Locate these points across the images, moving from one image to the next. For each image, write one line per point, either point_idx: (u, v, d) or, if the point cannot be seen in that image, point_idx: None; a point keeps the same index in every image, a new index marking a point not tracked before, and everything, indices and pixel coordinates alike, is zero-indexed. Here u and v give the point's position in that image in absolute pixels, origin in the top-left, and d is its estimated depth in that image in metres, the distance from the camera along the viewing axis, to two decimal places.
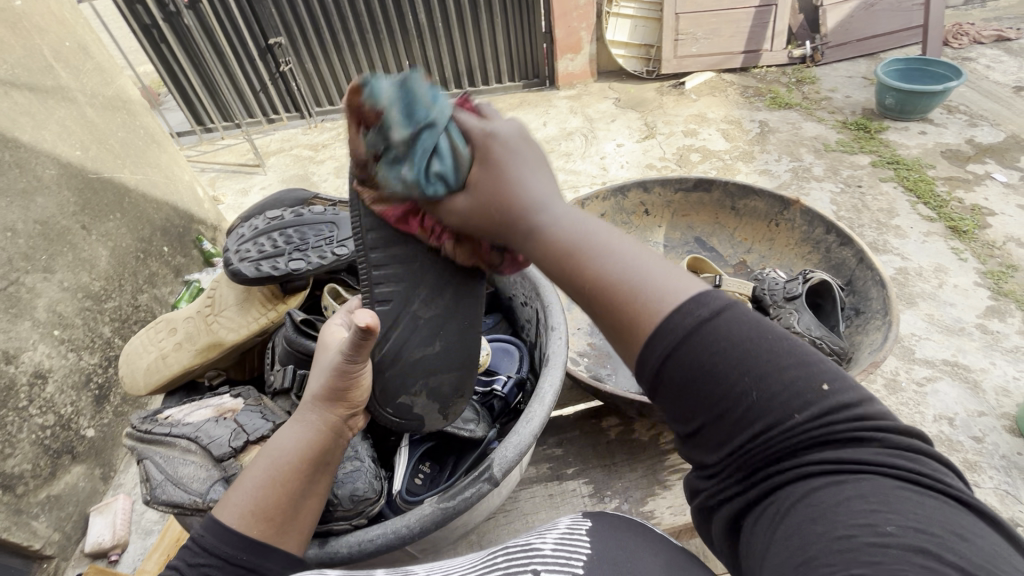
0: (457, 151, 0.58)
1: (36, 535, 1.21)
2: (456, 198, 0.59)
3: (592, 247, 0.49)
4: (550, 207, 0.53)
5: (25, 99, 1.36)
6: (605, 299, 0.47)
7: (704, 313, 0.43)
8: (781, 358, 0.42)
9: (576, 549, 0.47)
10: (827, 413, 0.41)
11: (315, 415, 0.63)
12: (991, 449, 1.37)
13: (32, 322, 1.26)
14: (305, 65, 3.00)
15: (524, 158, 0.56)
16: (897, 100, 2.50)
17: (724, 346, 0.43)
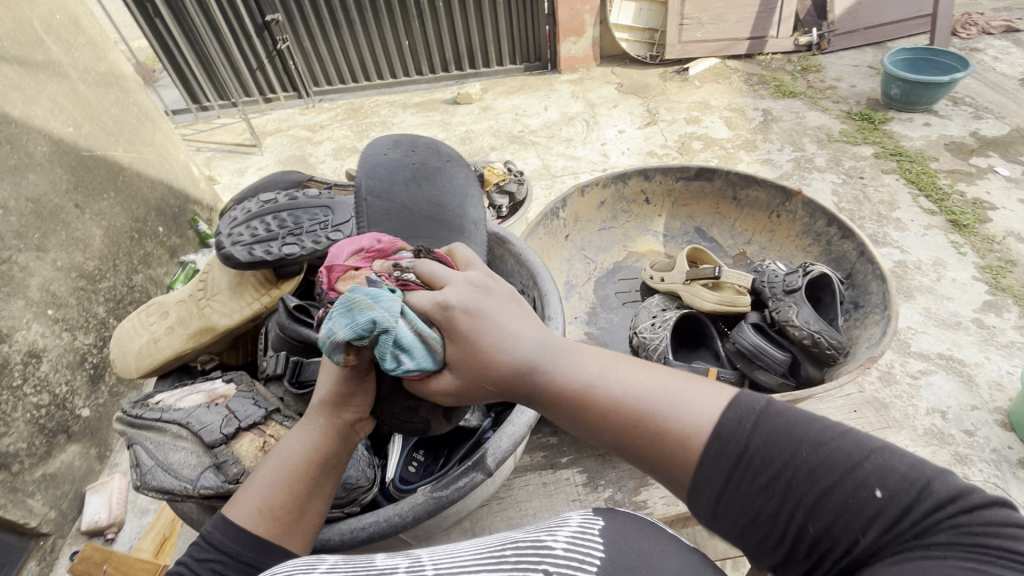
0: (426, 339, 0.52)
1: (33, 513, 1.22)
2: (442, 378, 0.53)
3: (618, 390, 0.51)
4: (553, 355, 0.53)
5: (15, 73, 1.33)
6: (641, 437, 0.49)
7: (745, 428, 0.46)
8: (824, 469, 0.44)
9: (590, 551, 0.42)
10: (890, 521, 0.41)
11: (322, 417, 0.61)
12: (982, 443, 1.38)
13: (25, 301, 1.24)
14: (303, 43, 2.95)
15: (505, 298, 0.56)
16: (902, 91, 2.47)
17: (778, 445, 0.45)
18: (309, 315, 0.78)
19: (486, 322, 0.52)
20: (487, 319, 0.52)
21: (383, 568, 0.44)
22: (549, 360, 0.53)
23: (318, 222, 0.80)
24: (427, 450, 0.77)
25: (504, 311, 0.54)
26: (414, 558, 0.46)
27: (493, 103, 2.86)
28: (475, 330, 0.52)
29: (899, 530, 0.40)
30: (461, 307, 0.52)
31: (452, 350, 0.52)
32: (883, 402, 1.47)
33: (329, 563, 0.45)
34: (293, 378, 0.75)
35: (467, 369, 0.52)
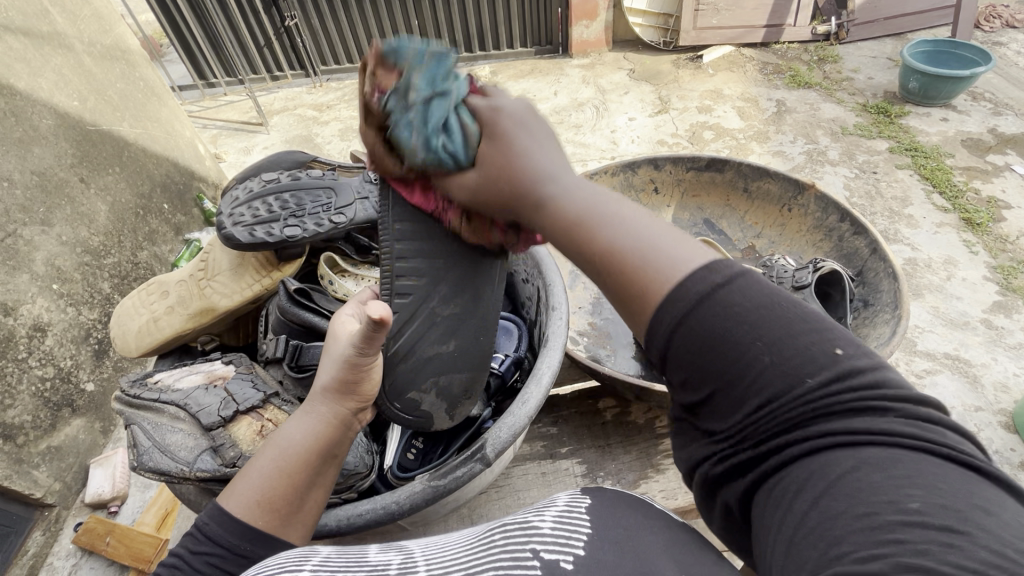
0: (467, 128, 0.55)
1: (37, 484, 1.24)
2: (466, 173, 0.55)
3: (597, 219, 0.47)
4: (559, 180, 0.50)
5: (20, 44, 1.31)
6: (612, 267, 0.45)
7: (716, 279, 0.41)
8: (798, 323, 0.40)
9: (577, 528, 0.41)
10: (840, 379, 0.38)
11: (324, 407, 0.61)
12: (985, 444, 1.37)
13: (30, 275, 1.24)
14: (311, 21, 2.90)
15: (540, 130, 0.54)
16: (921, 84, 2.42)
17: (736, 312, 0.40)
18: (310, 299, 0.78)
19: (525, 124, 0.54)
20: (527, 121, 0.54)
21: (375, 564, 0.43)
22: (564, 177, 0.50)
23: (321, 205, 0.79)
24: (425, 438, 0.76)
25: (542, 126, 0.54)
26: (407, 553, 0.46)
27: (503, 86, 2.82)
28: (513, 130, 0.53)
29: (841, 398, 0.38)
30: (499, 110, 0.55)
31: (484, 146, 0.54)
32: None
33: (321, 555, 0.44)
34: (294, 362, 0.74)
35: (491, 166, 0.53)
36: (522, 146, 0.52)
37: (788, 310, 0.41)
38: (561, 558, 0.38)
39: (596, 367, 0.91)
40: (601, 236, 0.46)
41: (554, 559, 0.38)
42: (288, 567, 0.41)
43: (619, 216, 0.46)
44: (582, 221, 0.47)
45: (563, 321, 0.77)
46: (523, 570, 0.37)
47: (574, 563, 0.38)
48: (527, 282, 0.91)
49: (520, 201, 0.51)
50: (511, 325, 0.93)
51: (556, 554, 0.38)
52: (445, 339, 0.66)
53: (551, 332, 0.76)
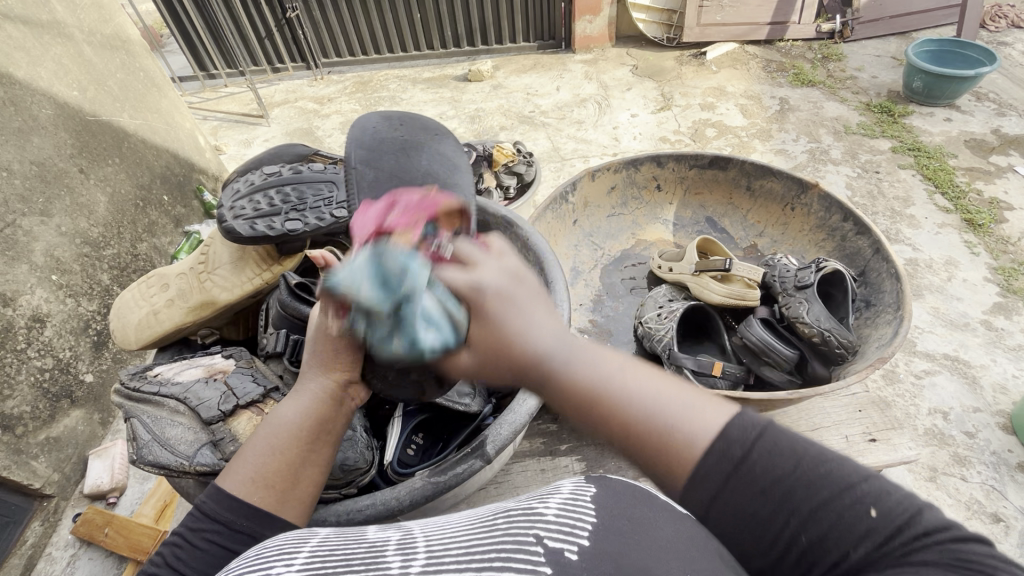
0: (454, 317, 0.49)
1: (36, 475, 1.23)
2: (459, 355, 0.49)
3: (614, 391, 0.44)
4: (557, 353, 0.45)
5: (19, 33, 1.30)
6: (640, 440, 0.44)
7: (737, 452, 0.42)
8: (823, 487, 0.40)
9: (583, 516, 0.40)
10: (883, 541, 0.38)
11: (313, 384, 0.62)
12: (983, 445, 1.37)
13: (29, 265, 1.24)
14: (312, 12, 2.89)
15: (535, 290, 0.48)
16: (925, 84, 2.40)
17: (770, 472, 0.42)
18: (311, 294, 0.78)
19: (516, 300, 0.46)
20: (518, 296, 0.47)
21: (373, 544, 0.42)
22: (561, 352, 0.45)
23: (323, 199, 0.79)
24: (425, 434, 0.77)
25: (531, 288, 0.48)
26: (406, 531, 0.45)
27: (505, 81, 2.80)
28: (504, 312, 0.46)
29: (891, 549, 0.37)
30: (494, 291, 0.46)
31: (474, 327, 0.47)
32: (886, 400, 1.46)
33: (320, 537, 0.43)
34: (295, 357, 0.75)
35: (483, 348, 0.47)
36: (511, 324, 0.46)
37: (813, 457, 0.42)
38: (566, 548, 0.37)
39: None
40: (618, 416, 0.44)
41: (559, 549, 0.37)
42: (283, 552, 0.40)
43: (626, 393, 0.44)
44: (596, 387, 0.44)
45: (565, 318, 0.76)
46: (526, 556, 0.37)
47: (579, 553, 0.37)
48: None
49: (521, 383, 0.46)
50: None
51: (560, 543, 0.38)
52: None
53: None
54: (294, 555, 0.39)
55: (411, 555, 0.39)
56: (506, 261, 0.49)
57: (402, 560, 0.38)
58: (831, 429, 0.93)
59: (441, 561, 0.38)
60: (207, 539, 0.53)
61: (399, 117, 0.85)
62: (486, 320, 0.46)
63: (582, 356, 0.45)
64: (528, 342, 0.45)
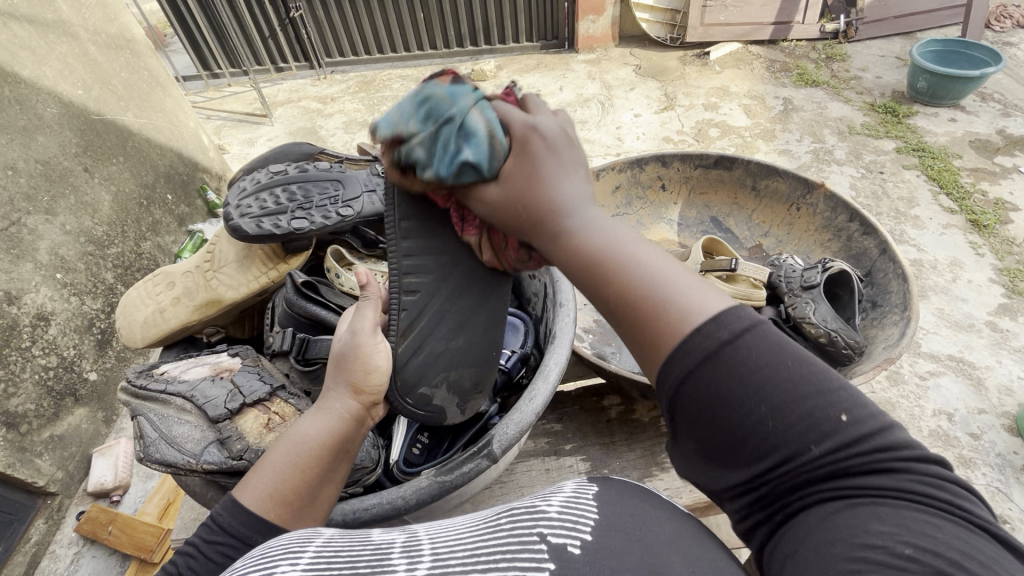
0: (495, 142, 0.49)
1: (40, 473, 1.24)
2: (487, 189, 0.49)
3: (620, 257, 0.42)
4: (585, 206, 0.45)
5: (25, 32, 1.30)
6: (640, 315, 0.40)
7: (724, 335, 0.38)
8: (800, 385, 0.37)
9: (584, 513, 0.41)
10: (847, 444, 0.36)
11: (338, 403, 0.62)
12: (988, 447, 1.36)
13: (34, 264, 1.24)
14: (316, 12, 2.89)
15: (576, 157, 0.48)
16: (929, 84, 2.40)
17: (745, 372, 0.37)
18: (317, 292, 0.78)
19: (559, 152, 0.47)
20: (561, 150, 0.47)
21: (378, 545, 0.41)
22: (587, 210, 0.45)
23: (329, 197, 0.79)
24: (431, 433, 0.77)
25: (576, 155, 0.48)
26: (410, 533, 0.44)
27: (508, 81, 2.80)
28: (547, 157, 0.47)
29: (853, 460, 0.36)
30: (541, 139, 0.48)
31: (511, 163, 0.48)
32: (890, 402, 1.46)
33: (324, 537, 0.43)
34: (301, 355, 0.74)
35: (512, 188, 0.47)
36: (547, 174, 0.46)
37: (795, 362, 0.37)
38: (569, 543, 0.38)
39: (602, 364, 0.90)
40: (623, 281, 0.41)
41: (561, 544, 0.38)
42: (288, 551, 0.39)
43: (638, 259, 0.42)
44: (601, 255, 0.42)
45: (571, 318, 0.76)
46: (531, 555, 0.37)
47: (582, 548, 0.37)
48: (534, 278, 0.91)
49: (535, 229, 0.46)
50: (517, 320, 0.92)
51: (563, 538, 0.38)
52: (454, 332, 0.66)
53: (557, 330, 0.76)
54: (300, 554, 0.39)
55: (417, 556, 0.39)
56: (563, 122, 0.50)
57: (408, 562, 0.38)
58: None
59: (448, 559, 0.38)
60: (220, 552, 0.53)
61: None
62: (523, 161, 0.47)
63: (601, 225, 0.44)
64: (549, 198, 0.45)
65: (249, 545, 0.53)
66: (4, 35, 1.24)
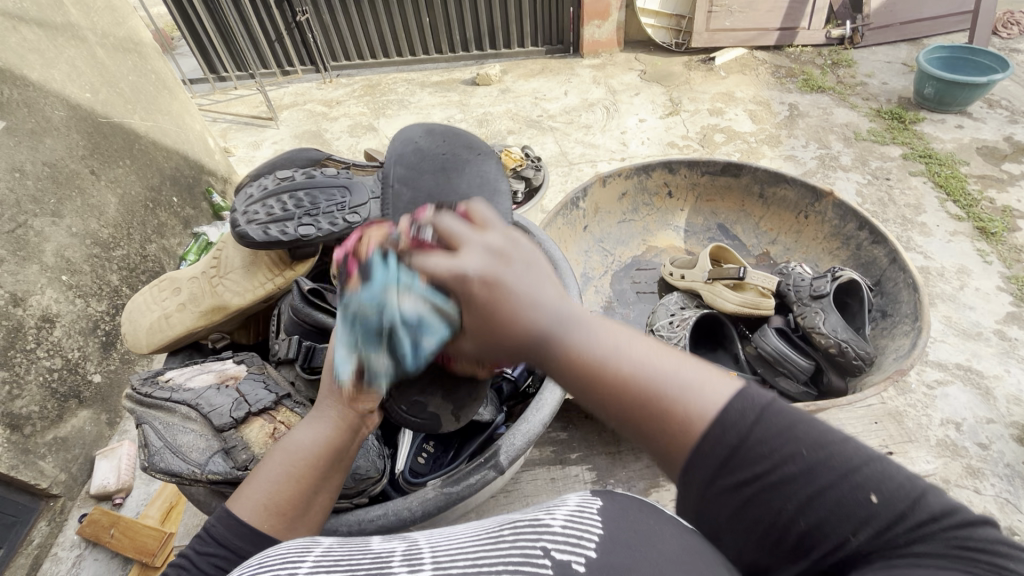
0: (434, 313, 0.46)
1: (43, 475, 1.23)
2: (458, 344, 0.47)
3: (625, 365, 0.41)
4: (563, 315, 0.42)
5: (34, 35, 1.31)
6: (649, 419, 0.41)
7: (735, 437, 0.40)
8: (826, 476, 0.39)
9: (588, 528, 0.40)
10: (883, 526, 0.38)
11: (333, 411, 0.60)
12: (996, 457, 1.35)
13: (40, 266, 1.24)
14: (322, 16, 2.90)
15: (529, 261, 0.43)
16: (936, 91, 2.39)
17: (770, 452, 0.40)
18: (324, 299, 0.77)
19: (518, 266, 0.43)
20: (517, 264, 0.43)
21: (378, 554, 0.40)
22: (559, 309, 0.42)
23: (335, 204, 0.78)
24: (436, 441, 0.76)
25: (530, 252, 0.45)
26: (412, 541, 0.43)
27: (513, 85, 2.80)
28: (500, 290, 0.41)
29: (894, 534, 0.37)
30: (480, 277, 0.41)
31: (466, 320, 0.43)
32: (898, 411, 1.44)
33: (323, 546, 0.42)
34: (307, 363, 0.73)
35: (483, 335, 0.43)
36: (508, 303, 0.41)
37: (820, 435, 0.40)
38: (574, 560, 0.37)
39: None
40: (620, 378, 0.41)
41: (566, 560, 0.37)
42: (287, 561, 0.39)
43: (629, 361, 0.42)
44: (595, 361, 0.42)
45: None
46: (534, 569, 0.36)
47: (587, 565, 0.36)
48: None
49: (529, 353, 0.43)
50: None
51: (568, 554, 0.37)
52: None
53: None
54: (298, 565, 0.38)
55: (417, 564, 0.38)
56: (494, 234, 0.44)
57: (409, 567, 0.37)
58: None
59: (450, 569, 0.37)
60: (211, 563, 0.53)
61: (444, 130, 0.78)
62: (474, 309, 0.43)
63: (590, 333, 0.42)
64: (528, 324, 0.42)
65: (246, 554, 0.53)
66: (14, 38, 1.25)
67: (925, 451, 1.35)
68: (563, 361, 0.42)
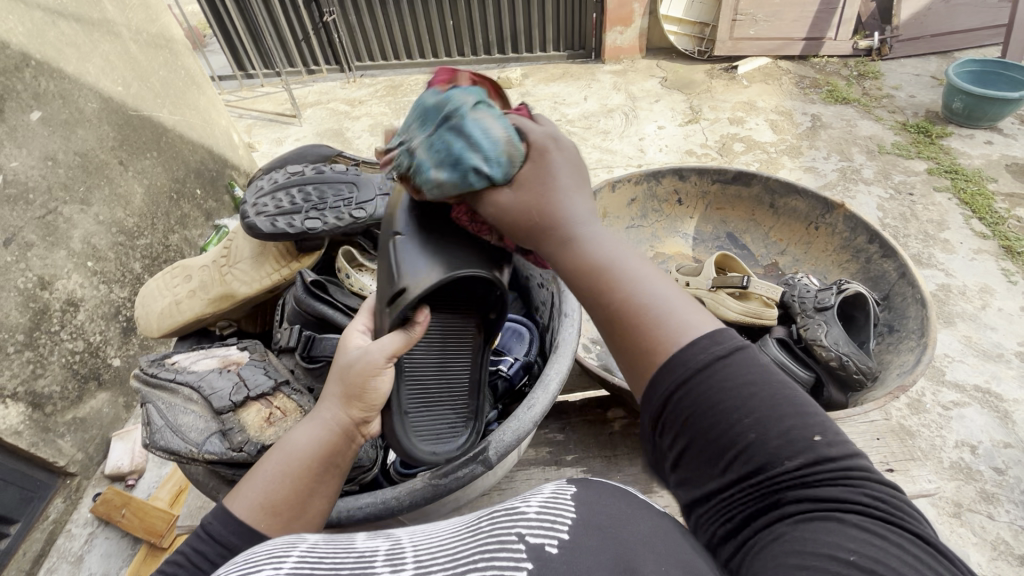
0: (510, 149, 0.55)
1: (61, 453, 1.28)
2: (501, 193, 0.55)
3: (624, 271, 0.48)
4: (586, 223, 0.52)
5: (72, 30, 1.36)
6: (633, 327, 0.46)
7: (718, 351, 0.42)
8: (775, 420, 0.40)
9: (562, 513, 0.39)
10: (813, 462, 0.39)
11: (329, 414, 0.58)
12: (1013, 483, 1.31)
13: (67, 251, 1.29)
14: (348, 17, 2.96)
15: (568, 165, 0.56)
16: (965, 105, 2.33)
17: (724, 395, 0.41)
18: (326, 291, 0.79)
19: (559, 163, 0.55)
20: (562, 162, 0.55)
21: (362, 552, 0.40)
22: (592, 223, 0.52)
23: (342, 199, 0.79)
24: None
25: (577, 173, 0.56)
26: (394, 540, 0.43)
27: (533, 89, 2.82)
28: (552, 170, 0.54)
29: (816, 479, 0.38)
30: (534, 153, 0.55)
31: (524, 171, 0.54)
32: (909, 429, 1.42)
33: (308, 543, 0.42)
34: (306, 353, 0.75)
35: (525, 199, 0.54)
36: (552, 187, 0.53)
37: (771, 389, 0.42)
38: (547, 542, 0.37)
39: (606, 377, 0.90)
40: (620, 295, 0.47)
41: (539, 544, 0.36)
42: (272, 556, 0.38)
43: (639, 282, 0.47)
44: (606, 263, 0.49)
45: (575, 328, 0.76)
46: (509, 555, 0.36)
47: (559, 546, 0.36)
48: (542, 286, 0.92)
49: (545, 229, 0.52)
50: (523, 328, 0.93)
51: (541, 538, 0.37)
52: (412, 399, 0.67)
53: (561, 340, 0.75)
54: (283, 559, 0.38)
55: (400, 563, 0.38)
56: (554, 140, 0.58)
57: (390, 568, 0.38)
58: None
59: (429, 568, 0.37)
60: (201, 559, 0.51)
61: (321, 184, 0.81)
62: (535, 169, 0.54)
63: (605, 242, 0.51)
64: (556, 209, 0.53)
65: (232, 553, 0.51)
66: (53, 32, 1.30)
67: (935, 472, 1.32)
68: (579, 258, 0.50)
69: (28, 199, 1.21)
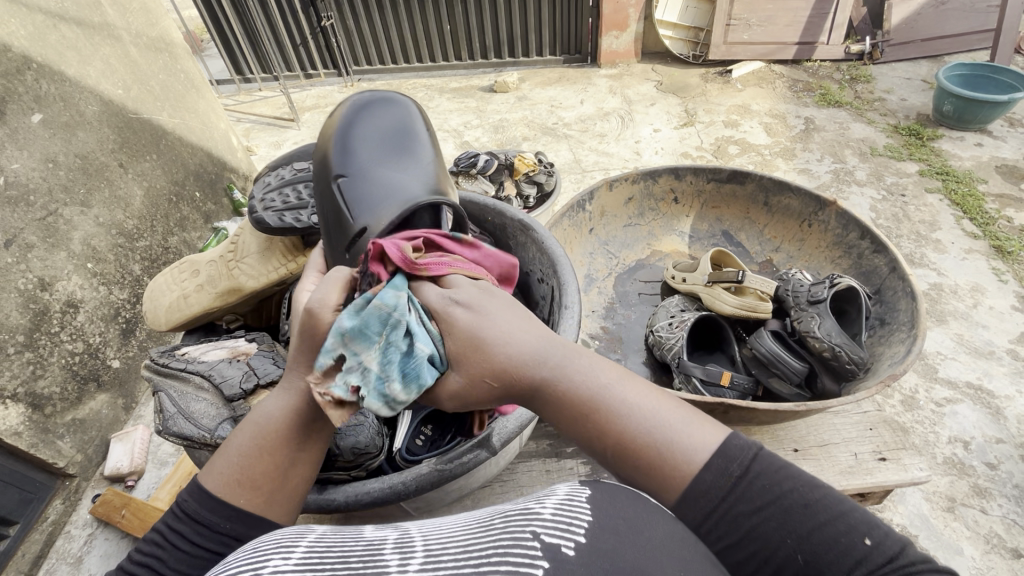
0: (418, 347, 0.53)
1: (61, 454, 1.28)
2: (449, 376, 0.52)
3: (611, 402, 0.48)
4: (547, 359, 0.49)
5: (72, 34, 1.38)
6: (642, 458, 0.47)
7: (735, 470, 0.47)
8: (817, 512, 0.45)
9: (578, 515, 0.40)
10: (873, 569, 0.42)
11: (298, 381, 0.56)
12: (1004, 477, 1.33)
13: (67, 253, 1.30)
14: (346, 22, 2.99)
15: (501, 302, 0.53)
16: (955, 107, 2.37)
17: (756, 500, 0.46)
18: None
19: (486, 306, 0.52)
20: (487, 304, 0.52)
21: (370, 541, 0.42)
22: (551, 352, 0.50)
23: None
24: (434, 426, 0.80)
25: (501, 299, 0.53)
26: (403, 531, 0.44)
27: (529, 93, 2.84)
28: (481, 320, 0.51)
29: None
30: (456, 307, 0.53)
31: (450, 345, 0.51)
32: (903, 426, 1.44)
33: (317, 532, 0.43)
34: None
35: (467, 362, 0.50)
36: (489, 337, 0.50)
37: (802, 487, 0.46)
38: (563, 544, 0.37)
39: None
40: (613, 427, 0.48)
41: (556, 545, 0.37)
42: (280, 546, 0.40)
43: (627, 407, 0.48)
44: (592, 399, 0.48)
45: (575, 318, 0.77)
46: (524, 551, 0.37)
47: (575, 549, 0.37)
48: (542, 281, 0.94)
49: (508, 386, 0.49)
50: None
51: (557, 538, 0.38)
52: None
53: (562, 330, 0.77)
54: (292, 549, 0.39)
55: (409, 552, 0.39)
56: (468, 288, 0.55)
57: (400, 558, 0.38)
58: (840, 446, 0.92)
59: (440, 557, 0.38)
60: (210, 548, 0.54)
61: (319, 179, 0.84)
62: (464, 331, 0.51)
63: (576, 363, 0.49)
64: (507, 362, 0.49)
65: (238, 539, 0.54)
66: (54, 35, 1.32)
67: (929, 467, 1.34)
68: (558, 403, 0.49)
69: (28, 200, 1.22)
